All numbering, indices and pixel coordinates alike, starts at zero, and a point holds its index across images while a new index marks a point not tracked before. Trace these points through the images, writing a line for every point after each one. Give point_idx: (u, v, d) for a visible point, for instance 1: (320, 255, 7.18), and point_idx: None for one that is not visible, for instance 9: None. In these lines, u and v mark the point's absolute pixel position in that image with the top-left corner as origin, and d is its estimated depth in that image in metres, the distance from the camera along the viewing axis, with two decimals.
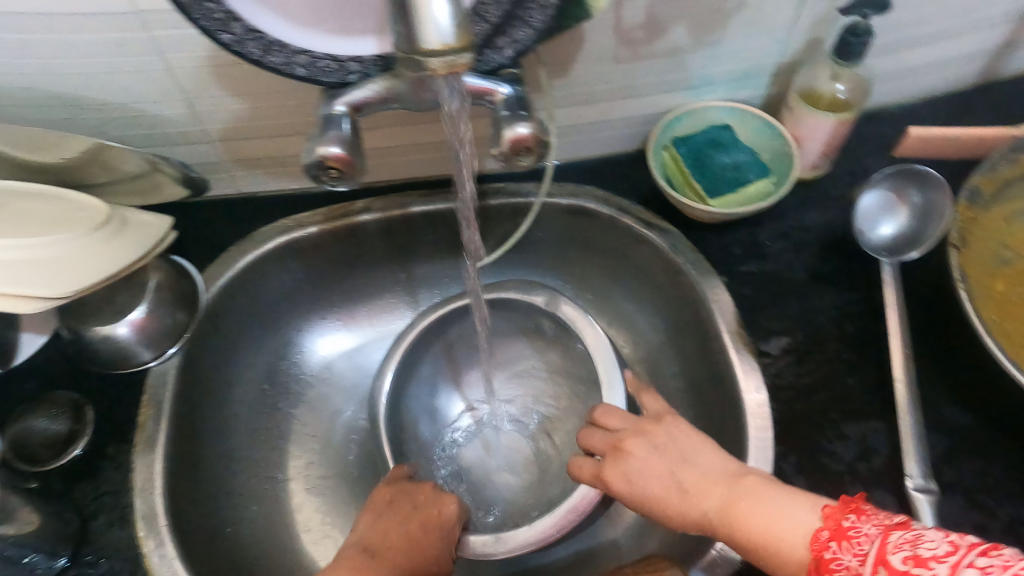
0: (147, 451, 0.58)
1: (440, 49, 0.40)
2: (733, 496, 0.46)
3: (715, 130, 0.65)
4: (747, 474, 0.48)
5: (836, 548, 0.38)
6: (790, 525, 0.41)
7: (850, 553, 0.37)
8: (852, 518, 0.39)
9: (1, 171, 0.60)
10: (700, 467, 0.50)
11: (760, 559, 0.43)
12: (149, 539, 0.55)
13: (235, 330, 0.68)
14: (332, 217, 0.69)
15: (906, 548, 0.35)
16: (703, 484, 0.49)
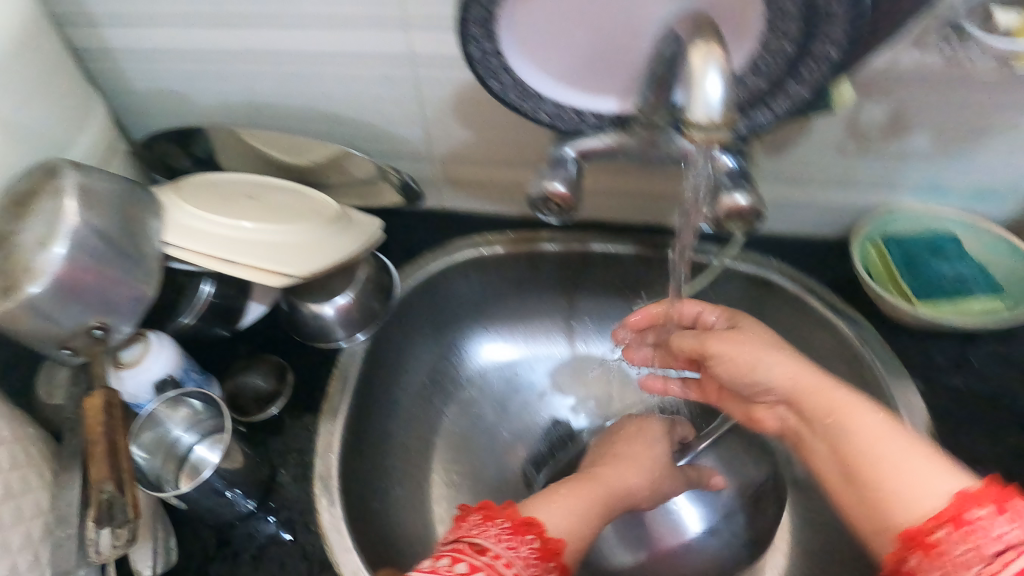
0: (331, 420, 0.63)
1: (704, 123, 0.41)
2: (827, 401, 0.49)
3: (939, 240, 0.64)
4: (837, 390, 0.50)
5: (958, 537, 0.38)
6: (910, 477, 0.42)
7: (969, 545, 0.37)
8: (992, 513, 0.38)
9: (261, 163, 0.69)
10: (785, 365, 0.53)
11: (862, 490, 0.45)
12: (323, 497, 0.59)
13: (413, 326, 0.75)
14: (518, 242, 0.75)
15: None
16: (788, 375, 0.52)
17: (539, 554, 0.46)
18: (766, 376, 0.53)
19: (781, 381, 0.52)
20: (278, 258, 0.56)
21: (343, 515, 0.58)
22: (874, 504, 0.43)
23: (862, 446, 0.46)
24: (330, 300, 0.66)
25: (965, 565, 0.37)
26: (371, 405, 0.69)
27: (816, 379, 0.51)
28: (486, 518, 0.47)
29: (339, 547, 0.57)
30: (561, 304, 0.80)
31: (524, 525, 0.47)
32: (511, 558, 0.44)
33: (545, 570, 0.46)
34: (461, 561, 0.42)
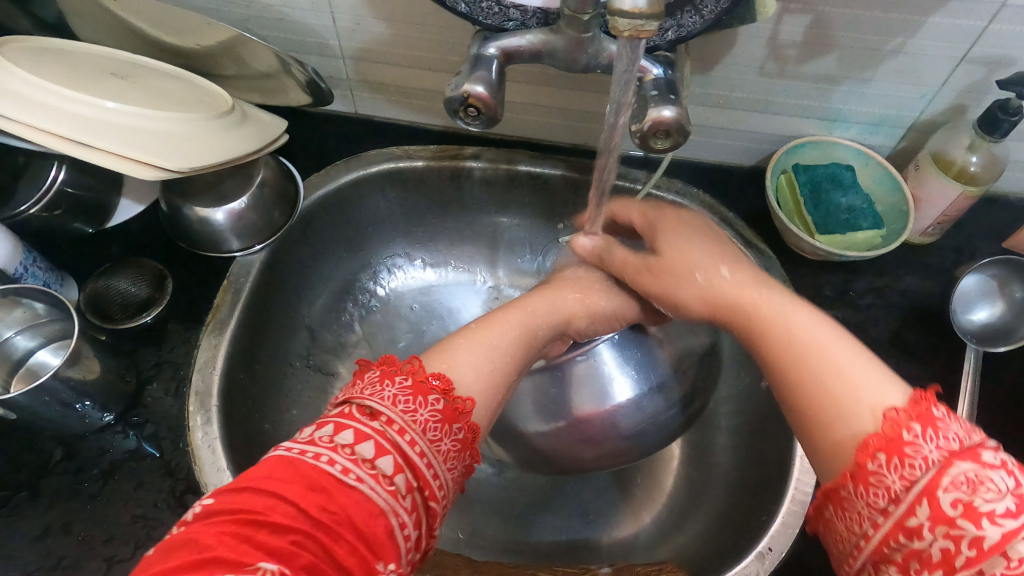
0: (214, 334, 0.59)
1: (631, 12, 0.36)
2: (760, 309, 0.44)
3: (839, 169, 0.64)
4: (782, 297, 0.44)
5: (882, 463, 0.33)
6: (847, 379, 0.37)
7: (899, 471, 0.33)
8: (915, 430, 0.33)
9: (142, 42, 0.61)
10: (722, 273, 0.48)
11: (803, 415, 0.38)
12: (197, 415, 0.56)
13: (322, 243, 0.69)
14: (441, 156, 0.69)
15: (964, 489, 0.31)
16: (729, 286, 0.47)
17: (443, 417, 0.39)
18: (684, 290, 0.50)
19: (703, 295, 0.48)
20: (137, 144, 0.47)
21: (218, 435, 0.55)
22: (814, 413, 0.38)
23: (790, 353, 0.40)
24: (221, 206, 0.60)
25: (878, 496, 0.33)
26: (266, 321, 0.64)
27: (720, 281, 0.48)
28: (384, 377, 0.40)
29: (208, 465, 0.54)
30: (487, 226, 0.76)
31: (428, 384, 0.40)
32: (410, 423, 0.38)
33: (448, 433, 0.39)
34: (347, 425, 0.37)
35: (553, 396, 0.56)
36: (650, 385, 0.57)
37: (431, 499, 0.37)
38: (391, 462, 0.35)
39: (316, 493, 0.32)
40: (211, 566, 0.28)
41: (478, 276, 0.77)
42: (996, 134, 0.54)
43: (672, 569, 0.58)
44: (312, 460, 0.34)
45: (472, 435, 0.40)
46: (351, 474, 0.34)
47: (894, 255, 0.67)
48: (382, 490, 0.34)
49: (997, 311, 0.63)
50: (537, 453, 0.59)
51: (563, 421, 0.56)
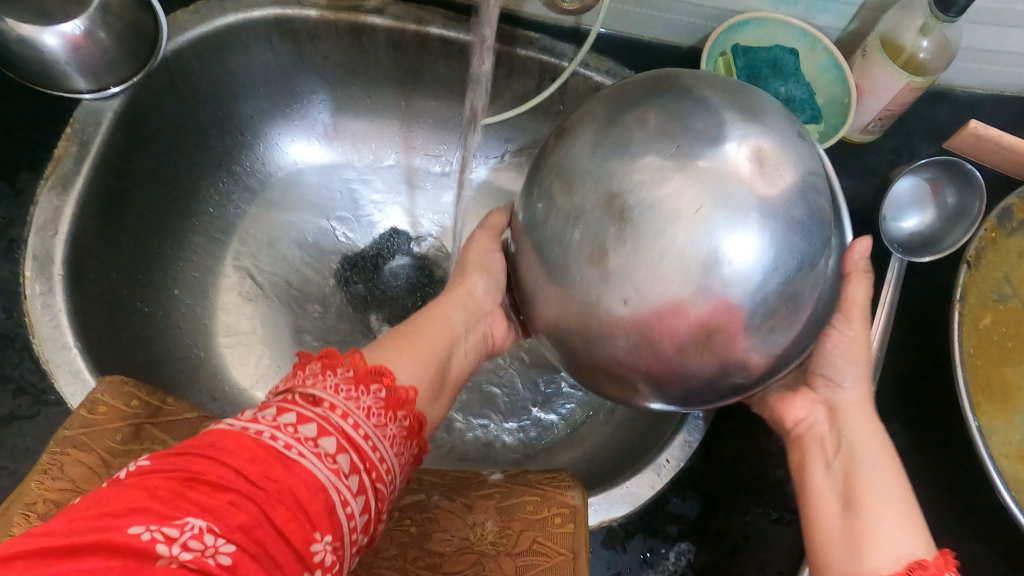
0: (58, 192, 0.50)
1: None
2: (857, 441, 0.44)
3: (780, 53, 0.58)
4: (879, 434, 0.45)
5: None
6: (897, 519, 0.39)
7: None
8: None
9: None
10: (856, 375, 0.47)
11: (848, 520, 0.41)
12: (36, 283, 0.48)
13: (198, 100, 0.60)
14: (338, 7, 0.59)
15: None
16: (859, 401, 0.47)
17: (387, 405, 0.34)
18: (848, 376, 0.47)
19: (854, 381, 0.47)
20: None
21: (62, 306, 0.48)
22: (853, 540, 0.39)
23: (857, 485, 0.42)
24: (49, 27, 0.50)
25: None
26: (129, 184, 0.56)
27: (865, 402, 0.47)
28: (324, 366, 0.34)
29: (51, 341, 0.47)
30: (396, 99, 0.67)
31: (372, 374, 0.35)
32: (353, 407, 0.33)
33: (392, 420, 0.34)
34: (289, 408, 0.31)
35: (697, 201, 0.34)
36: (785, 305, 0.36)
37: (378, 481, 0.33)
38: (334, 442, 0.31)
39: (258, 463, 0.27)
40: (137, 519, 0.24)
41: (388, 155, 0.70)
42: (949, 14, 0.49)
43: (566, 477, 0.55)
44: (255, 434, 0.29)
45: (418, 423, 0.36)
46: (293, 450, 0.29)
47: (831, 155, 0.62)
48: (324, 468, 0.29)
49: (927, 218, 0.59)
50: (551, 264, 0.38)
51: (665, 243, 0.34)
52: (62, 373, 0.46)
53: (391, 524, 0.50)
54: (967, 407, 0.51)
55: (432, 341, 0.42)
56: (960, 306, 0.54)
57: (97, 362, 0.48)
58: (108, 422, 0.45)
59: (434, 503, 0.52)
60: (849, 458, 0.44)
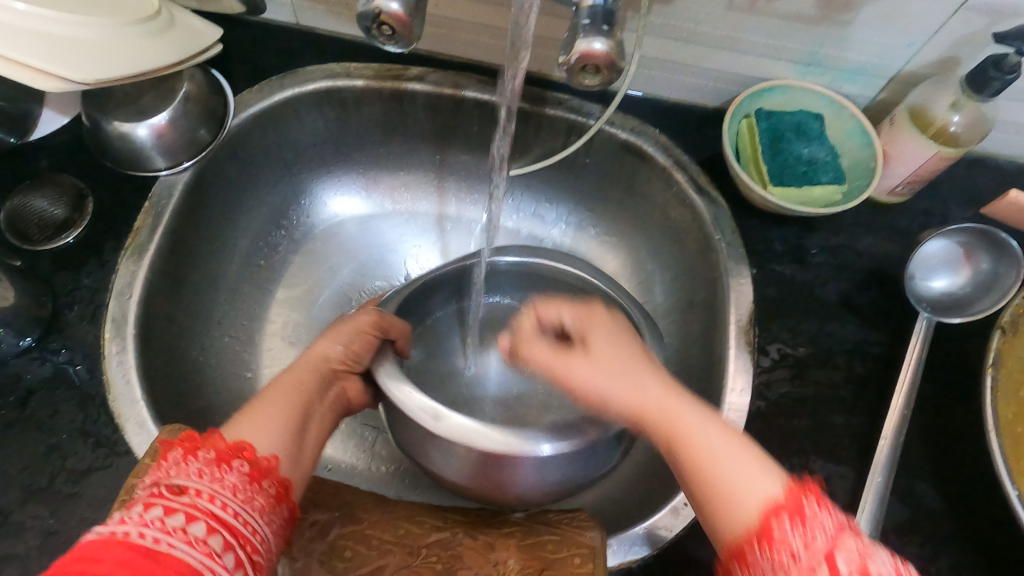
0: (134, 259, 0.57)
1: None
2: (673, 419, 0.40)
3: (804, 117, 0.59)
4: (684, 399, 0.41)
5: (786, 527, 0.34)
6: (732, 478, 0.37)
7: (802, 535, 0.33)
8: (812, 503, 0.34)
9: None
10: (634, 382, 0.43)
11: (701, 506, 0.38)
12: (112, 343, 0.54)
13: (254, 163, 0.66)
14: (382, 76, 0.64)
15: (856, 556, 0.32)
16: (629, 399, 0.42)
17: (251, 476, 0.38)
18: (612, 389, 0.43)
19: (624, 400, 0.42)
20: (53, 53, 0.45)
21: (134, 363, 0.53)
22: (715, 515, 0.37)
23: (697, 458, 0.39)
24: (142, 120, 0.57)
25: (782, 556, 0.33)
26: (191, 245, 0.62)
27: (651, 396, 0.42)
28: (186, 454, 0.38)
29: (123, 396, 0.52)
30: (431, 153, 0.72)
31: (232, 452, 0.39)
32: (219, 489, 0.36)
33: (258, 491, 0.38)
34: (155, 502, 0.34)
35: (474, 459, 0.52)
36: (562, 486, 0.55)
37: (255, 555, 0.36)
38: (204, 526, 0.34)
39: (123, 567, 0.30)
40: None
41: (424, 205, 0.74)
42: (985, 94, 0.50)
43: (585, 519, 0.56)
44: (121, 536, 0.31)
45: (284, 488, 0.40)
46: (162, 544, 0.32)
47: (857, 213, 0.63)
48: (195, 553, 0.32)
49: (959, 281, 0.58)
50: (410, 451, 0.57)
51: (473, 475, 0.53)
52: (130, 425, 0.51)
53: (417, 561, 0.52)
54: (1006, 482, 0.48)
55: (301, 389, 0.48)
56: (993, 372, 0.52)
57: (161, 412, 0.54)
58: None
59: (458, 541, 0.54)
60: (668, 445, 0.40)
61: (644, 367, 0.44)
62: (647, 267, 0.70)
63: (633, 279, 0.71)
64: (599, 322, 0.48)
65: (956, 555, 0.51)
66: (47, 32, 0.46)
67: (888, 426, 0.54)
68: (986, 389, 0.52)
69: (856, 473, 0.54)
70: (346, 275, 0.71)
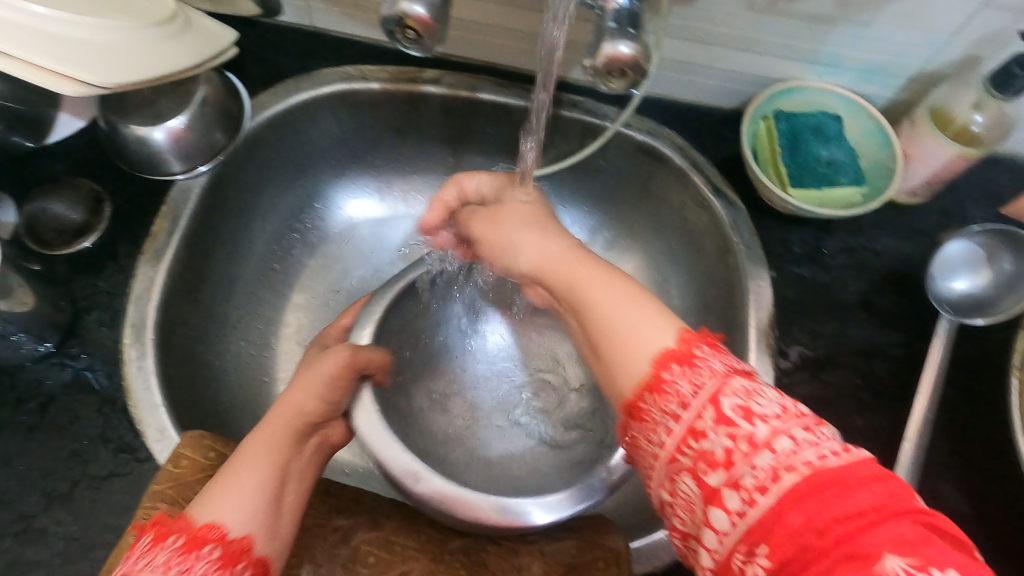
0: (151, 263, 0.56)
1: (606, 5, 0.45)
2: (578, 278, 0.41)
3: (822, 118, 0.59)
4: (587, 260, 0.43)
5: (675, 372, 0.34)
6: (627, 325, 0.37)
7: (689, 380, 0.33)
8: (705, 347, 0.35)
9: None
10: (534, 243, 0.46)
11: (605, 365, 0.38)
12: (132, 348, 0.53)
13: (269, 167, 0.66)
14: (397, 78, 0.64)
15: (741, 396, 0.32)
16: (542, 260, 0.45)
17: (223, 562, 0.36)
18: (524, 255, 0.47)
19: (529, 259, 0.46)
20: (72, 56, 0.45)
21: (153, 369, 0.53)
22: (607, 345, 0.37)
23: (594, 301, 0.39)
24: (159, 123, 0.57)
25: (669, 402, 0.34)
26: (208, 249, 0.61)
27: (563, 253, 0.44)
28: (155, 539, 0.36)
29: (143, 401, 0.52)
30: (445, 155, 0.72)
31: (202, 535, 0.36)
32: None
33: None
34: None
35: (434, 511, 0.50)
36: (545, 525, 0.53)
37: None
38: None
39: None
40: None
41: None
42: (1007, 92, 0.50)
43: (607, 523, 0.56)
44: None
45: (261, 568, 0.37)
46: None
47: (875, 214, 0.63)
48: None
49: (981, 281, 0.57)
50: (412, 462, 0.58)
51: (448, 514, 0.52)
52: (151, 431, 0.51)
53: (440, 566, 0.51)
54: None
55: (282, 442, 0.44)
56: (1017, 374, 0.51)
57: (180, 418, 0.54)
58: (190, 475, 0.48)
59: (482, 546, 0.54)
60: (568, 284, 0.42)
61: (553, 229, 0.48)
62: (663, 269, 0.70)
63: (649, 281, 0.71)
64: (518, 196, 0.53)
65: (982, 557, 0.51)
66: (65, 35, 0.46)
67: (912, 429, 0.54)
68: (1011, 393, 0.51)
69: None
70: (360, 278, 0.71)
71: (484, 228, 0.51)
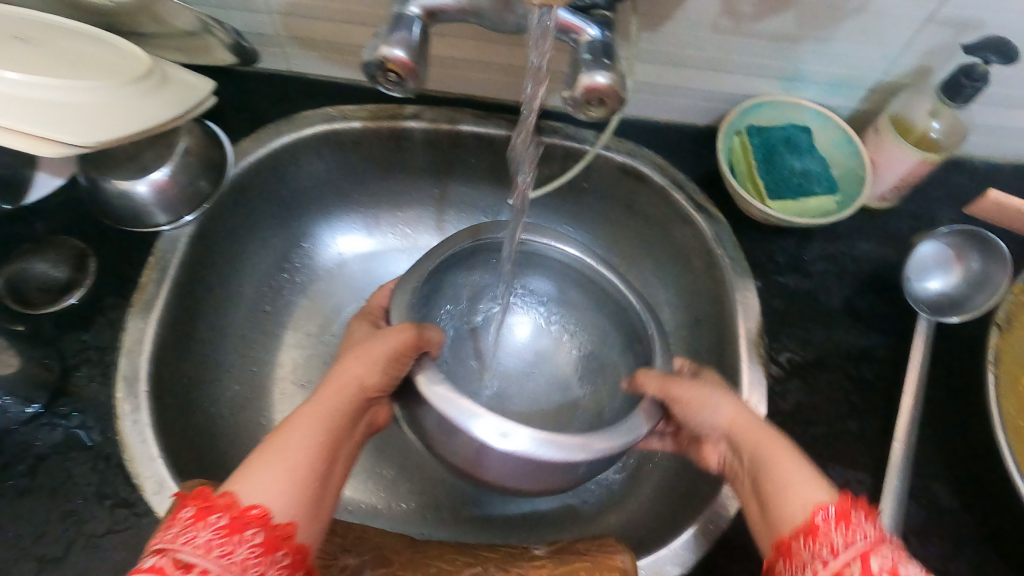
0: (141, 315, 0.56)
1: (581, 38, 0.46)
2: (761, 453, 0.47)
3: (794, 130, 0.61)
4: (772, 434, 0.48)
5: (833, 526, 0.39)
6: (796, 487, 0.43)
7: (845, 535, 0.38)
8: (861, 514, 0.39)
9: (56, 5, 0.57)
10: (721, 410, 0.51)
11: (767, 510, 0.44)
12: (125, 402, 0.53)
13: (255, 211, 0.66)
14: (378, 116, 0.65)
15: (888, 560, 0.37)
16: (733, 424, 0.50)
17: (264, 547, 0.38)
18: (710, 412, 0.51)
19: (720, 422, 0.50)
20: (45, 119, 0.45)
21: (148, 422, 0.53)
22: (772, 497, 0.44)
23: (773, 466, 0.45)
24: (142, 177, 0.58)
25: (822, 549, 0.39)
26: (198, 298, 0.62)
27: (754, 423, 0.49)
28: (197, 517, 0.38)
29: (139, 455, 0.52)
30: (430, 188, 0.73)
31: (244, 520, 0.38)
32: (228, 567, 0.36)
33: (269, 566, 0.38)
34: None
35: (448, 441, 0.49)
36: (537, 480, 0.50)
37: None
38: None
39: None
40: None
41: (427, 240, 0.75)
42: (958, 101, 0.51)
43: (614, 544, 0.56)
44: None
45: (298, 557, 0.39)
46: None
47: (852, 220, 0.65)
48: None
49: (952, 281, 0.60)
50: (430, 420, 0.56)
51: (455, 456, 0.50)
52: (149, 484, 0.51)
53: None
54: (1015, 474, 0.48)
55: (327, 428, 0.45)
56: (994, 369, 0.53)
57: (177, 470, 0.53)
58: None
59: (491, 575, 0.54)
60: (758, 446, 0.47)
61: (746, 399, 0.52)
62: (652, 287, 0.71)
63: None
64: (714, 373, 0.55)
65: (977, 554, 0.52)
66: (38, 98, 0.46)
67: (901, 429, 0.55)
68: (988, 387, 0.53)
69: (873, 478, 0.55)
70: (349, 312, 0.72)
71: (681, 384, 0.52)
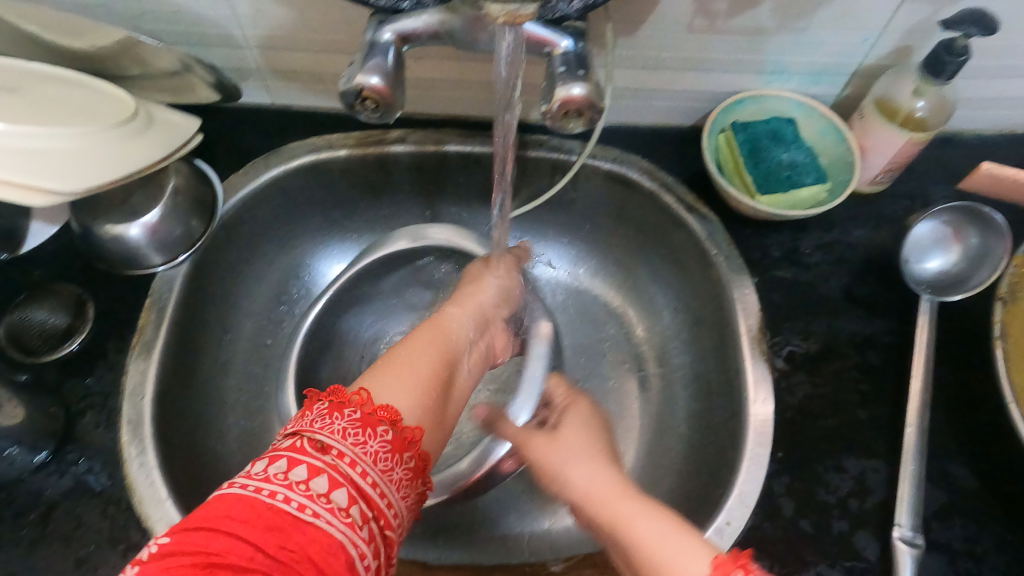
0: (142, 357, 0.57)
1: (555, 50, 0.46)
2: (615, 516, 0.42)
3: (778, 123, 0.61)
4: (627, 495, 0.43)
5: None
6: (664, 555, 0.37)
7: None
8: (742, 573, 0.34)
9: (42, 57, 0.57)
10: (580, 477, 0.46)
11: None
12: (132, 445, 0.53)
13: (249, 245, 0.67)
14: (364, 142, 0.66)
15: None
16: (587, 491, 0.45)
17: (392, 448, 0.39)
18: (575, 479, 0.47)
19: (578, 486, 0.46)
20: (36, 169, 0.46)
21: (155, 464, 0.53)
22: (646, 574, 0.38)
23: (632, 533, 0.40)
24: (134, 221, 0.57)
25: None
26: (197, 336, 0.62)
27: (613, 489, 0.44)
28: (333, 409, 0.39)
29: (148, 497, 0.52)
30: (421, 211, 0.73)
31: (375, 416, 0.39)
32: (361, 455, 0.37)
33: (398, 463, 0.39)
34: (299, 460, 0.36)
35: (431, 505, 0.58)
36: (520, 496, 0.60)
37: (386, 528, 0.37)
38: (344, 494, 0.35)
39: (272, 533, 0.33)
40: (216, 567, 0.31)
41: None
42: (942, 78, 0.51)
43: None
44: (265, 497, 0.34)
45: (422, 462, 0.40)
46: (306, 510, 0.34)
47: (845, 207, 0.64)
48: (338, 523, 0.34)
49: (952, 259, 0.59)
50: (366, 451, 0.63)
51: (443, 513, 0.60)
52: (160, 526, 0.51)
53: None
54: None
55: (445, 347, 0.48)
56: (1002, 344, 0.51)
57: (188, 509, 0.53)
58: None
59: None
60: (611, 512, 0.42)
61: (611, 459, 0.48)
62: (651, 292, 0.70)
63: (635, 307, 0.71)
64: (573, 418, 0.54)
65: (1002, 534, 0.51)
66: (27, 148, 0.47)
67: (912, 414, 0.54)
68: (997, 363, 0.51)
69: (888, 465, 0.54)
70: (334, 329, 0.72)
71: (543, 453, 0.51)
